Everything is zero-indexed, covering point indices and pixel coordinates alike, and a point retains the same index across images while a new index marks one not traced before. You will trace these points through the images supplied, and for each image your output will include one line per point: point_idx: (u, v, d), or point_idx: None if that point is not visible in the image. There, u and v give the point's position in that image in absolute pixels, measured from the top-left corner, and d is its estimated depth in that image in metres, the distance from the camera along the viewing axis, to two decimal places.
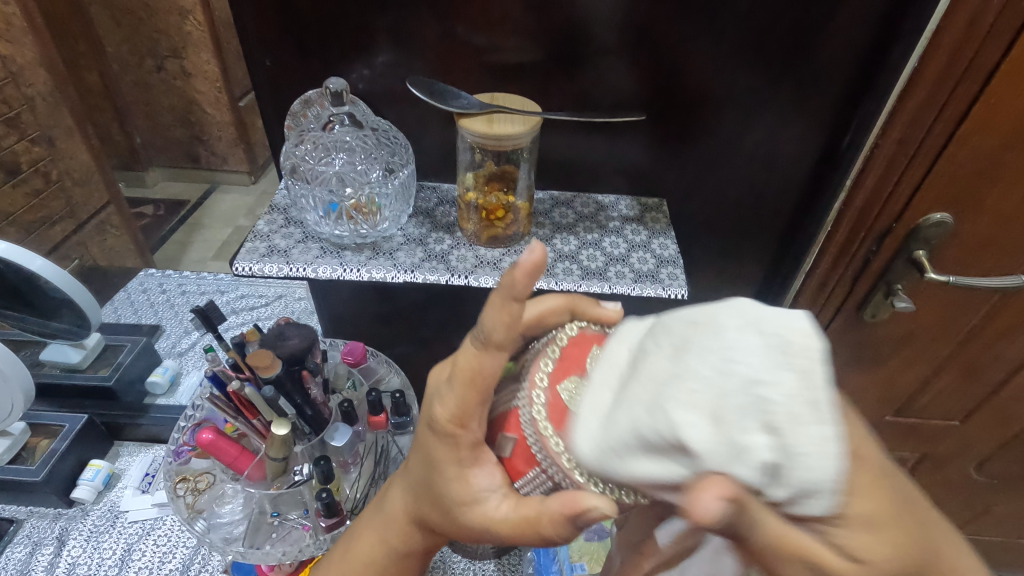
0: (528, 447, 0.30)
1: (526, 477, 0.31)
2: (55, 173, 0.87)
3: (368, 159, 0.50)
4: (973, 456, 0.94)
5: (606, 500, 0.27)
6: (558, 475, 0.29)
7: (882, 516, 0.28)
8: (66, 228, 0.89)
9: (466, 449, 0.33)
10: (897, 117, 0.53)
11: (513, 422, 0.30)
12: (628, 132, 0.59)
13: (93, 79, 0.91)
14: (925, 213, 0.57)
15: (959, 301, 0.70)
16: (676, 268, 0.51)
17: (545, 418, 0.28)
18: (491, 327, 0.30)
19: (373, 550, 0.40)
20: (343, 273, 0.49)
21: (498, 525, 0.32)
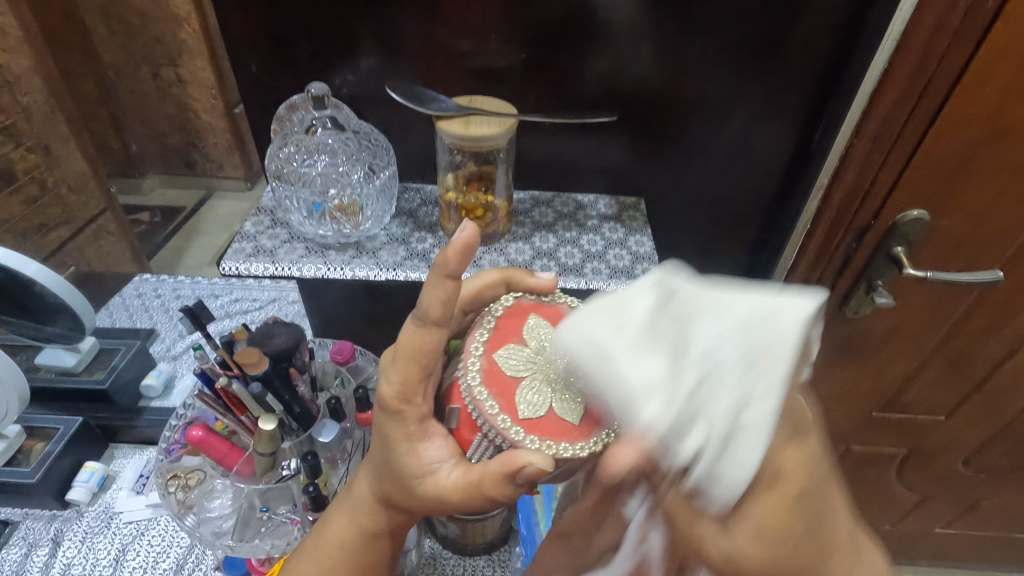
0: (469, 414, 0.35)
1: (473, 444, 0.36)
2: (51, 180, 0.87)
3: (351, 160, 0.52)
4: (960, 451, 0.95)
5: (540, 456, 0.31)
6: (497, 437, 0.34)
7: (775, 527, 0.31)
8: (62, 235, 0.89)
9: (412, 424, 0.36)
10: (870, 116, 0.54)
11: (455, 393, 0.36)
12: (609, 133, 0.61)
13: (89, 86, 0.89)
14: (903, 210, 0.58)
15: (937, 297, 0.71)
16: (651, 264, 0.52)
17: (479, 382, 0.35)
18: (429, 304, 0.34)
19: (346, 533, 0.42)
20: (327, 272, 0.49)
21: (448, 492, 0.35)
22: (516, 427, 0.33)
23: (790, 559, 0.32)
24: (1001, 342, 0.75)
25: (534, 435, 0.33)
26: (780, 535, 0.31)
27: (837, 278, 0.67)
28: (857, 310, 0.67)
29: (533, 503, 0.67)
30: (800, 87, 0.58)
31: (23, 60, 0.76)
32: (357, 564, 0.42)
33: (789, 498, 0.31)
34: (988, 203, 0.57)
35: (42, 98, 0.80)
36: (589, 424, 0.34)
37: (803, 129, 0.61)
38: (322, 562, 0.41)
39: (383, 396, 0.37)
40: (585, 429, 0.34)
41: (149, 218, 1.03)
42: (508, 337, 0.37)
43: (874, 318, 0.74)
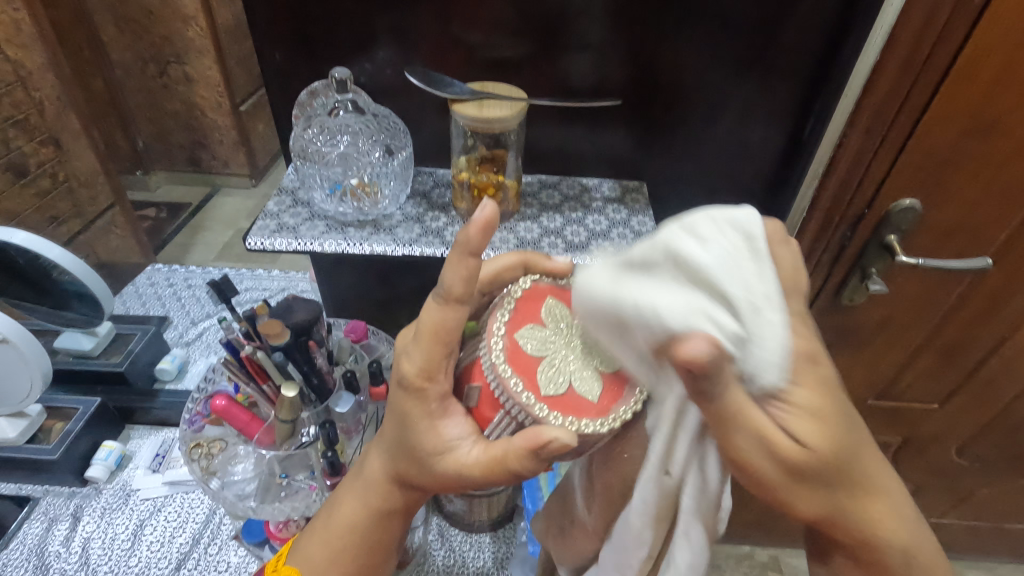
0: (491, 392, 0.37)
1: (493, 422, 0.38)
2: (63, 174, 0.89)
3: (372, 140, 0.55)
4: (953, 440, 0.97)
5: (565, 432, 0.34)
6: (520, 414, 0.36)
7: (822, 413, 0.33)
8: (72, 228, 0.93)
9: (434, 401, 0.38)
10: (863, 107, 0.56)
11: (478, 372, 0.38)
12: (612, 122, 0.63)
13: (99, 85, 0.87)
14: (896, 200, 0.61)
15: (932, 284, 0.73)
16: None
17: (503, 361, 0.36)
18: (451, 282, 0.34)
19: (354, 513, 0.43)
20: (347, 247, 0.52)
21: (470, 468, 0.37)
22: (540, 404, 0.35)
23: (842, 453, 0.33)
24: (992, 330, 0.77)
25: (557, 412, 0.36)
26: (826, 428, 0.33)
27: (834, 266, 0.69)
28: (853, 297, 0.70)
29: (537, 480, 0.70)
30: (797, 80, 0.61)
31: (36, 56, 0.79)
32: (374, 533, 0.43)
33: (822, 389, 0.33)
34: (977, 191, 0.59)
35: (53, 93, 0.82)
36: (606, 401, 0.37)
37: (800, 119, 0.64)
38: (331, 542, 0.43)
39: (405, 374, 0.38)
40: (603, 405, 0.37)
41: (155, 212, 1.05)
42: (528, 318, 0.39)
43: (870, 305, 0.76)
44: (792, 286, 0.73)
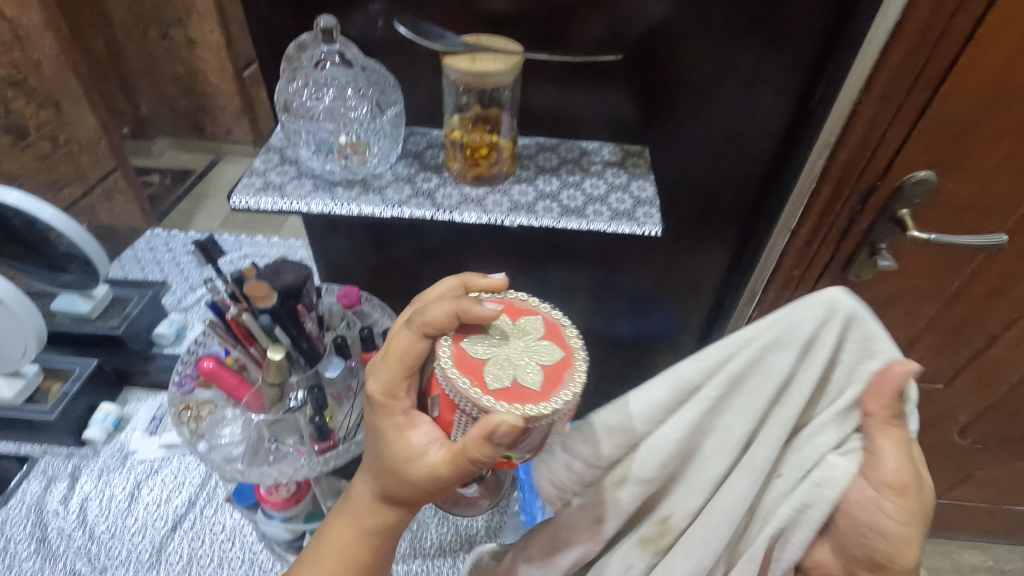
0: (444, 398, 0.36)
1: (452, 424, 0.36)
2: (64, 138, 1.03)
3: (359, 96, 0.53)
4: (957, 421, 0.96)
5: (513, 415, 0.32)
6: (473, 409, 0.34)
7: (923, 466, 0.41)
8: (75, 191, 1.07)
9: (400, 414, 0.39)
10: (879, 71, 0.54)
11: (433, 383, 0.37)
12: (616, 84, 0.61)
13: (98, 45, 1.10)
14: (910, 171, 0.60)
15: (943, 261, 0.71)
16: (653, 208, 0.53)
17: (450, 365, 0.35)
18: (431, 317, 0.36)
19: (347, 538, 0.44)
20: (333, 208, 0.50)
21: (440, 470, 0.37)
22: (486, 397, 0.34)
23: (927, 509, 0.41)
24: (1002, 313, 0.76)
25: (502, 401, 0.34)
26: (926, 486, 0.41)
27: (841, 241, 0.68)
28: (859, 273, 0.69)
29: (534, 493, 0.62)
30: (811, 42, 0.57)
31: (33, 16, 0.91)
32: (366, 552, 0.44)
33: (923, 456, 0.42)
34: (993, 164, 0.58)
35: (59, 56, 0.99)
36: (550, 387, 0.35)
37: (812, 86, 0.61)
38: (323, 567, 0.43)
39: (372, 393, 0.40)
40: (546, 392, 0.35)
41: (159, 176, 1.26)
42: (473, 328, 0.38)
43: (877, 282, 0.74)
44: (797, 263, 0.71)
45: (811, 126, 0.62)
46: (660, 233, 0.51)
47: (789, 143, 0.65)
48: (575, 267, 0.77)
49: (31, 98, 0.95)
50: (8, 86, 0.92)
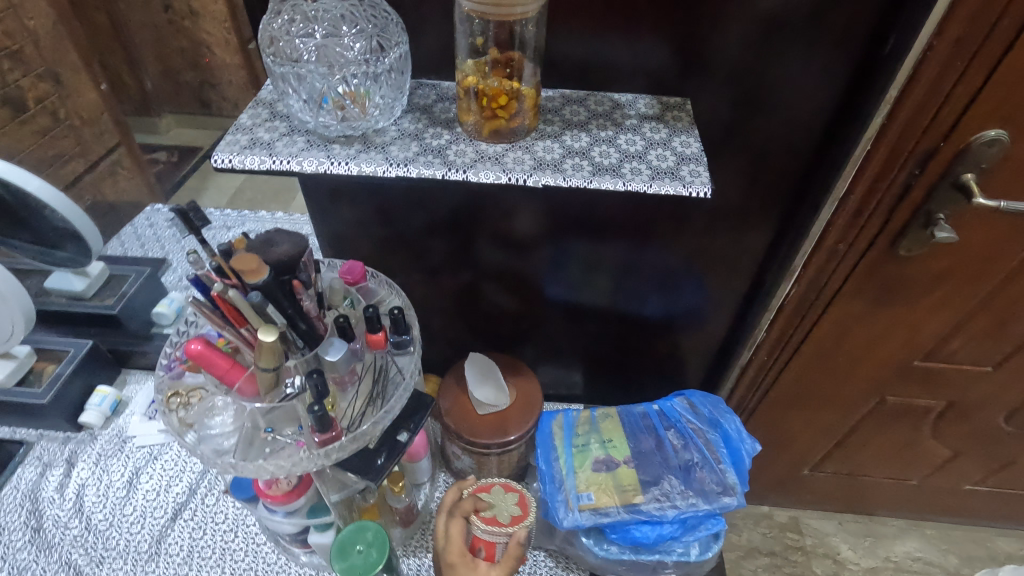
0: (487, 539, 0.55)
1: (499, 550, 0.54)
2: (65, 112, 1.08)
3: (356, 33, 0.46)
4: (1004, 404, 0.90)
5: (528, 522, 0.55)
6: (504, 532, 0.54)
7: None
8: (77, 168, 1.11)
9: (464, 559, 0.52)
10: (958, 12, 0.47)
11: (477, 540, 0.55)
12: (647, 32, 0.54)
13: (100, 22, 1.30)
14: (979, 130, 0.54)
15: (1011, 232, 0.64)
16: (698, 165, 0.47)
17: (476, 515, 0.55)
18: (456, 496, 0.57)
19: None
20: (330, 166, 0.45)
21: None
22: (507, 521, 0.55)
23: None
24: None
25: (519, 522, 0.55)
26: None
27: (895, 210, 0.61)
28: (911, 247, 0.63)
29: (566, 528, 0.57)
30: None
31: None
32: None
33: None
34: None
35: (48, 23, 1.00)
36: (526, 504, 0.57)
37: (877, 30, 0.53)
38: None
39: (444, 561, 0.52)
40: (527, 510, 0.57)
41: (167, 156, 1.38)
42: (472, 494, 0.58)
43: (934, 255, 0.67)
44: (843, 234, 0.65)
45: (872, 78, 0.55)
46: (708, 194, 0.45)
47: (844, 99, 0.58)
48: (599, 241, 0.71)
49: (31, 70, 1.00)
50: (9, 59, 0.97)
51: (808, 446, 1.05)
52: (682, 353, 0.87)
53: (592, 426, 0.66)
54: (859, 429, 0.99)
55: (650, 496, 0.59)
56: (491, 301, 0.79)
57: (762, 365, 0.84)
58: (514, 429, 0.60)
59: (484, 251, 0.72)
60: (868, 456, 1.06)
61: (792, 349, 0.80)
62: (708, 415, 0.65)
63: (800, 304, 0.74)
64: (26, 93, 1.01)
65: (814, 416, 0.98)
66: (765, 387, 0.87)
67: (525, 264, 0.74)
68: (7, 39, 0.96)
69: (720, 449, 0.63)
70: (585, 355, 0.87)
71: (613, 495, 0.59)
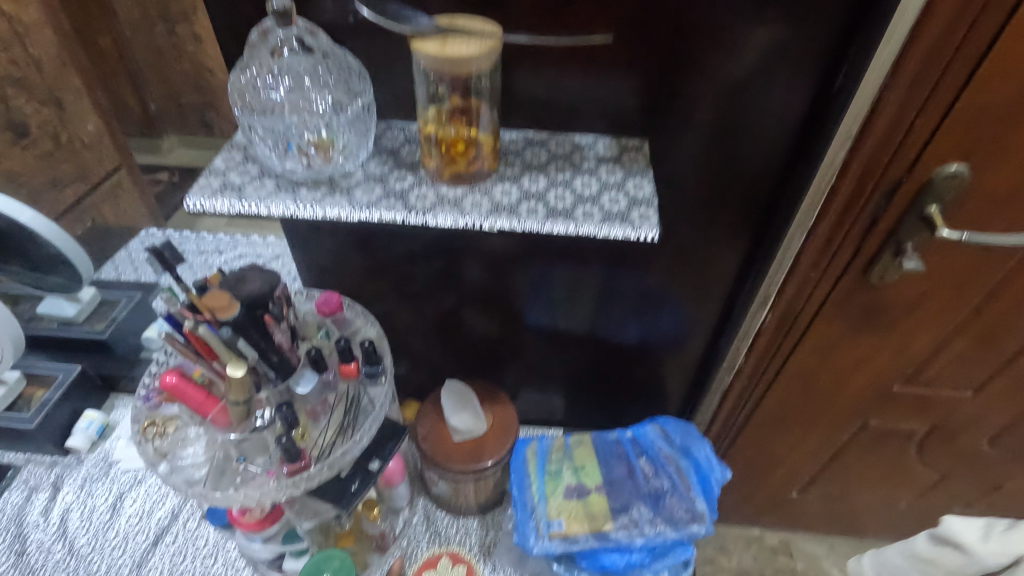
0: None
1: None
2: (66, 136, 1.10)
3: (322, 89, 0.50)
4: (988, 428, 0.91)
5: None
6: None
7: None
8: (77, 191, 1.14)
9: None
10: (910, 53, 0.49)
11: None
12: (614, 73, 0.57)
13: None
14: (941, 164, 0.55)
15: (976, 261, 0.66)
16: (649, 209, 0.48)
17: None
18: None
19: None
20: (296, 211, 0.47)
21: None
22: None
23: None
24: None
25: None
26: None
27: (865, 239, 0.63)
28: (882, 275, 0.65)
29: (532, 550, 0.58)
30: (831, 20, 0.52)
31: (35, 12, 0.98)
32: None
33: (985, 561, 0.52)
34: None
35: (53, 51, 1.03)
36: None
37: (832, 67, 0.55)
38: None
39: None
40: None
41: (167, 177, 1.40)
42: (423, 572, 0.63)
43: (902, 282, 0.69)
44: (814, 263, 0.66)
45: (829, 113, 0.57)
46: (655, 235, 0.47)
47: (806, 132, 0.60)
48: (577, 268, 0.72)
49: (34, 97, 1.03)
50: (14, 86, 1.00)
51: (794, 468, 1.05)
52: (663, 377, 0.88)
53: (565, 454, 0.67)
54: (846, 452, 1.00)
55: (618, 523, 0.60)
56: (472, 326, 0.80)
57: (743, 389, 0.85)
58: (489, 455, 0.61)
59: (463, 278, 0.74)
60: (855, 478, 1.06)
61: (771, 372, 0.81)
62: (680, 442, 0.66)
63: (778, 329, 0.75)
64: (28, 119, 1.04)
65: (799, 438, 0.98)
66: (746, 410, 0.88)
67: (506, 290, 0.75)
68: (12, 67, 0.99)
69: (690, 476, 0.63)
70: (568, 379, 0.88)
71: (582, 522, 0.60)
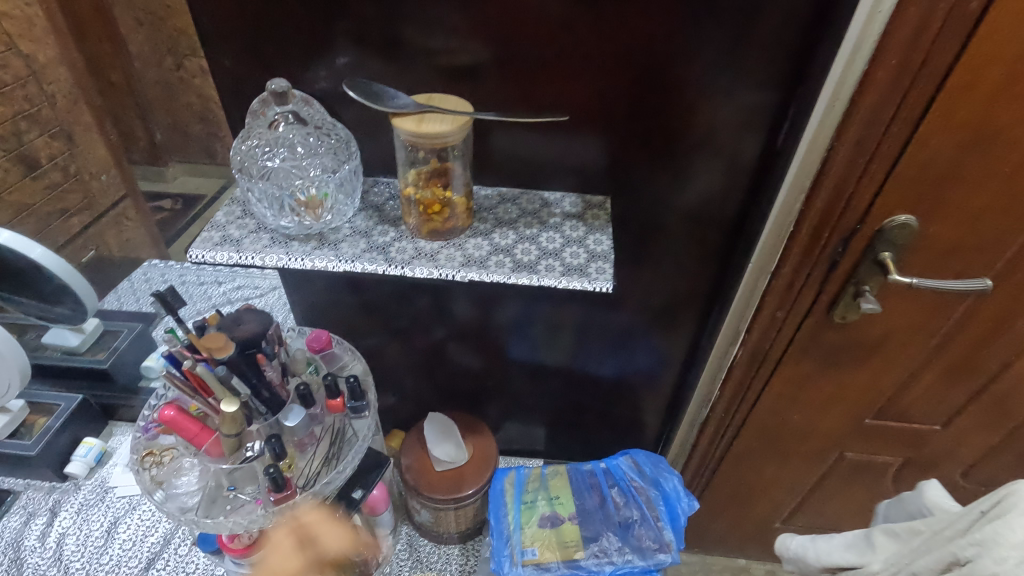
0: None
1: None
2: (74, 168, 1.15)
3: (312, 156, 0.56)
4: (959, 462, 0.93)
5: None
6: None
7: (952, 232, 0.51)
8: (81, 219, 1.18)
9: None
10: (852, 118, 0.53)
11: None
12: (584, 132, 0.61)
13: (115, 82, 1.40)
14: (891, 215, 0.60)
15: (930, 303, 0.70)
16: (605, 263, 0.57)
17: None
18: None
19: None
20: (289, 261, 0.54)
21: None
22: None
23: None
24: (995, 352, 0.74)
25: None
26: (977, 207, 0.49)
27: (825, 283, 0.67)
28: (844, 314, 0.69)
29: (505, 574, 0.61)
30: (778, 85, 0.57)
31: (47, 51, 1.04)
32: None
33: None
34: (978, 208, 0.59)
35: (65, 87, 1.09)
36: None
37: (776, 125, 0.60)
38: None
39: None
40: None
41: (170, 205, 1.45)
42: None
43: (862, 324, 0.73)
44: (779, 303, 0.70)
45: (776, 166, 0.61)
46: (609, 288, 0.55)
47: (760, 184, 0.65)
48: (556, 306, 0.76)
49: (45, 130, 1.08)
50: (27, 121, 1.04)
51: (776, 499, 1.07)
52: (642, 409, 0.92)
53: (541, 483, 0.70)
54: (824, 484, 1.02)
55: (589, 551, 0.63)
56: (456, 361, 0.84)
57: (719, 423, 0.88)
58: (469, 484, 0.65)
59: (448, 314, 0.78)
60: (836, 510, 1.08)
61: (746, 406, 0.85)
62: (651, 474, 0.69)
63: (750, 364, 0.78)
64: (39, 152, 1.08)
65: (778, 470, 1.01)
66: (723, 441, 0.91)
67: (489, 326, 0.79)
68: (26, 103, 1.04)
69: (659, 506, 0.67)
70: (550, 410, 0.91)
71: (555, 550, 0.63)
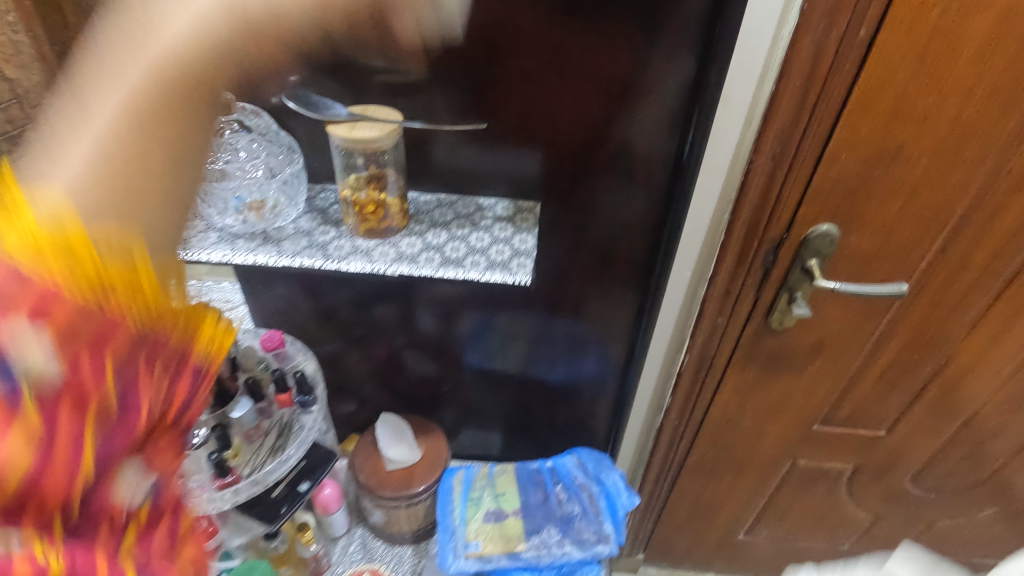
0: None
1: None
2: None
3: (257, 161, 0.61)
4: (908, 469, 0.97)
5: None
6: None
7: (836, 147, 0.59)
8: None
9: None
10: (764, 136, 0.58)
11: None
12: (526, 147, 0.66)
13: None
14: (814, 224, 0.64)
15: (859, 310, 0.74)
16: (526, 259, 0.64)
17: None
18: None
19: None
20: (234, 256, 0.60)
21: None
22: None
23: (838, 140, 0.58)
24: (922, 356, 0.79)
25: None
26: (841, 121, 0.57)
27: (760, 289, 0.72)
28: (781, 320, 0.73)
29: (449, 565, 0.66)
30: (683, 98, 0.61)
31: None
32: None
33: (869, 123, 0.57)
34: (892, 217, 0.64)
35: None
36: None
37: (680, 139, 0.63)
38: None
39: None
40: None
41: None
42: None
43: (797, 328, 0.77)
44: (719, 310, 0.74)
45: (688, 177, 0.64)
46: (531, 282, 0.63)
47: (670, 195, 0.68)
48: (508, 313, 0.80)
49: None
50: None
51: (738, 510, 1.09)
52: (598, 417, 0.94)
53: (488, 481, 0.74)
54: (781, 493, 1.05)
55: (530, 544, 0.68)
56: (413, 368, 0.87)
57: (674, 431, 0.91)
58: (419, 480, 0.68)
59: (405, 322, 0.81)
60: (797, 519, 1.10)
61: (700, 411, 0.88)
62: (593, 471, 0.74)
63: (697, 370, 0.82)
64: None
65: (736, 481, 1.03)
66: (679, 447, 0.94)
67: (447, 335, 0.82)
68: None
69: (600, 501, 0.71)
70: (508, 416, 0.94)
71: (495, 544, 0.68)
